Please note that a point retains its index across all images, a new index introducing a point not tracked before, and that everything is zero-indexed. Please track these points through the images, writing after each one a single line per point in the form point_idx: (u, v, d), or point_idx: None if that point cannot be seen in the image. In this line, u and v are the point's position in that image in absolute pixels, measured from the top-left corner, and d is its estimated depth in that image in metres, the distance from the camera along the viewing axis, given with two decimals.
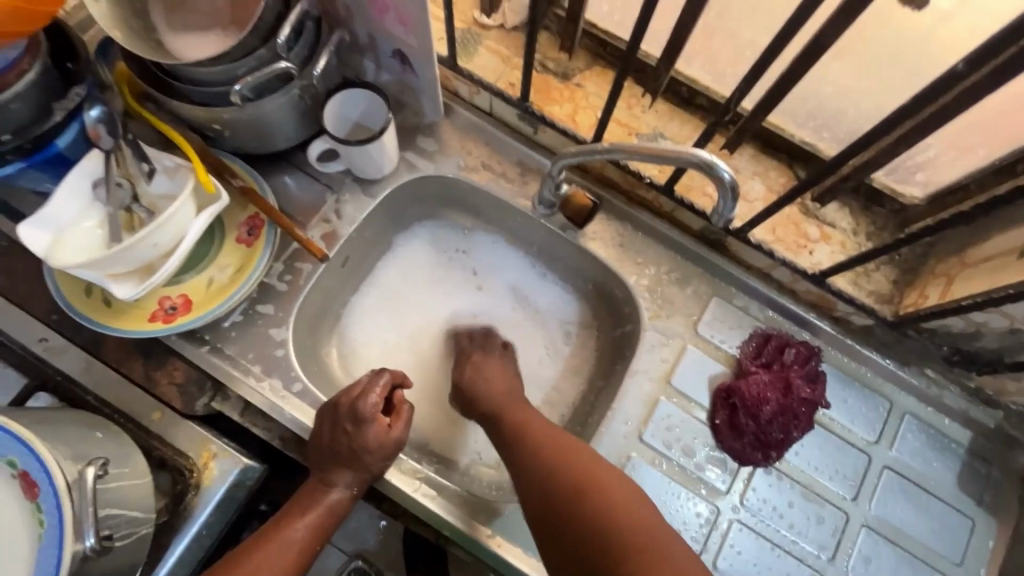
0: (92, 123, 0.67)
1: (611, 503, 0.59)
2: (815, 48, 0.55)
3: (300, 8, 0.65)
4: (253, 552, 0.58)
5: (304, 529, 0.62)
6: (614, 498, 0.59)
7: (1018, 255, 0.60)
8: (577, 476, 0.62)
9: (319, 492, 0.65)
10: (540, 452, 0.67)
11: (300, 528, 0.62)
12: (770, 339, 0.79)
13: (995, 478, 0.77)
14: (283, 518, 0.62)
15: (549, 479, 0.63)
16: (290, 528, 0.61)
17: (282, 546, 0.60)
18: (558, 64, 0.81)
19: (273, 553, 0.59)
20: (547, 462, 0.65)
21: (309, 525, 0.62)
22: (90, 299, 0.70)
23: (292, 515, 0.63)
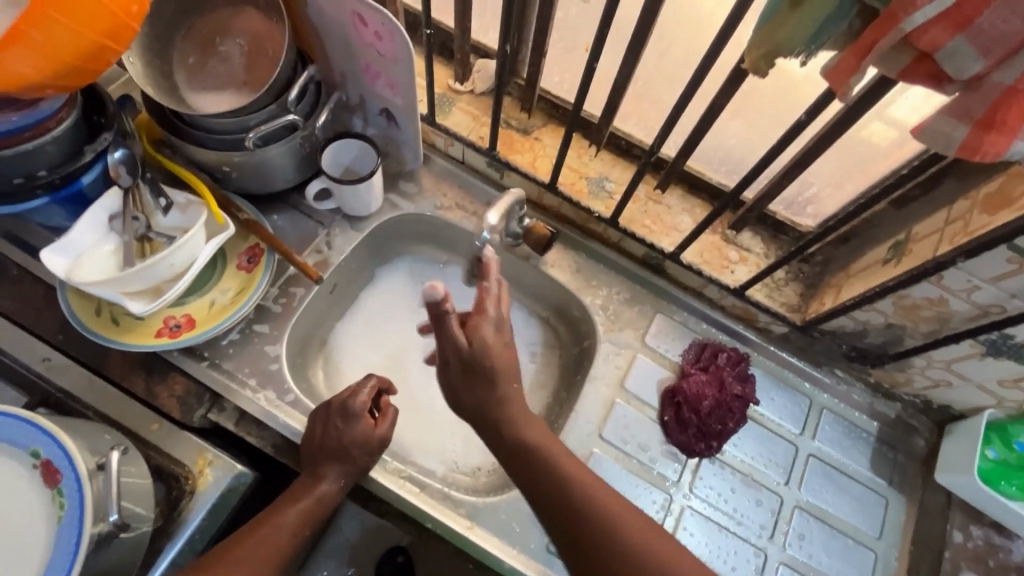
0: (116, 164, 0.77)
1: (629, 522, 0.63)
2: (715, 107, 0.73)
3: (309, 74, 0.80)
4: (250, 535, 0.68)
5: (295, 516, 0.71)
6: (653, 540, 0.62)
7: (882, 263, 0.76)
8: (629, 522, 0.63)
9: (310, 484, 0.73)
10: (558, 507, 0.65)
11: (293, 513, 0.71)
12: (705, 347, 0.92)
13: (900, 461, 0.91)
14: (278, 505, 0.72)
15: (575, 514, 0.64)
16: (284, 513, 0.70)
17: (275, 530, 0.69)
18: (520, 122, 0.97)
19: (267, 536, 0.68)
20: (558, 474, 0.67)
21: (301, 511, 0.71)
22: (100, 318, 0.77)
23: (286, 502, 0.72)
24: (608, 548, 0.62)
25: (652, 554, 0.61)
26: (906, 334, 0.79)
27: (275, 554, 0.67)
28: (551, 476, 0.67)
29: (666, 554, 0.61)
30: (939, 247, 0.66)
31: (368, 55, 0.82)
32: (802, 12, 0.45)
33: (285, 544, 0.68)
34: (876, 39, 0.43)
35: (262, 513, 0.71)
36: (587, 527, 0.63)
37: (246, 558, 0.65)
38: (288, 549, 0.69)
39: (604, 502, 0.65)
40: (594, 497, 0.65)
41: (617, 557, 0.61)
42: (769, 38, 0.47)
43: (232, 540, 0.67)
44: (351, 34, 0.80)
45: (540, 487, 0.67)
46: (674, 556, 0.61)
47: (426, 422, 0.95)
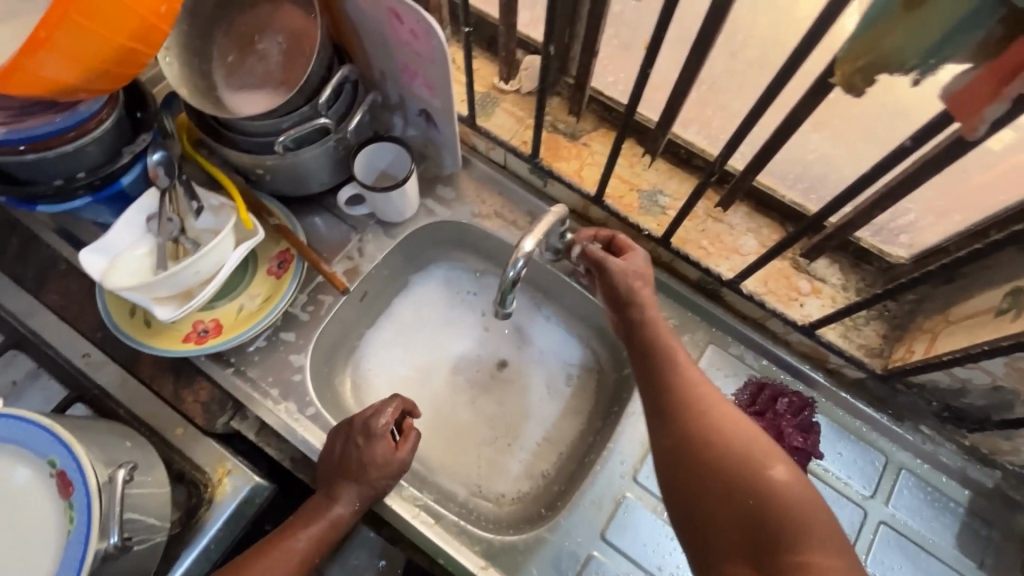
0: (154, 165, 0.78)
1: (722, 426, 0.61)
2: (794, 120, 0.61)
3: (342, 74, 0.75)
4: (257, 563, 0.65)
5: (306, 543, 0.68)
6: (742, 433, 0.60)
7: (994, 313, 0.63)
8: (726, 425, 0.61)
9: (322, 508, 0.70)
10: (653, 379, 0.66)
11: (302, 541, 0.68)
12: (764, 387, 0.82)
13: (996, 541, 0.77)
14: (288, 529, 0.69)
15: (668, 389, 0.65)
16: (293, 540, 0.67)
17: (282, 559, 0.66)
18: (568, 125, 0.89)
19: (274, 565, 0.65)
20: (668, 380, 0.65)
21: (310, 538, 0.68)
22: (133, 319, 0.78)
23: (296, 528, 0.69)
24: (701, 417, 0.62)
25: (735, 453, 0.59)
26: (1018, 400, 0.65)
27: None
28: (657, 337, 0.69)
29: (762, 458, 0.58)
30: None
31: (405, 55, 0.76)
32: (916, 20, 0.34)
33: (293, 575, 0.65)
34: None
35: (271, 535, 0.68)
36: (687, 411, 0.63)
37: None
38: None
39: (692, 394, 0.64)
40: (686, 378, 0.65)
41: (713, 442, 0.60)
42: (871, 50, 0.37)
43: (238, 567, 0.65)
44: (388, 32, 0.75)
45: (653, 347, 0.68)
46: (779, 483, 0.56)
47: (452, 442, 0.91)
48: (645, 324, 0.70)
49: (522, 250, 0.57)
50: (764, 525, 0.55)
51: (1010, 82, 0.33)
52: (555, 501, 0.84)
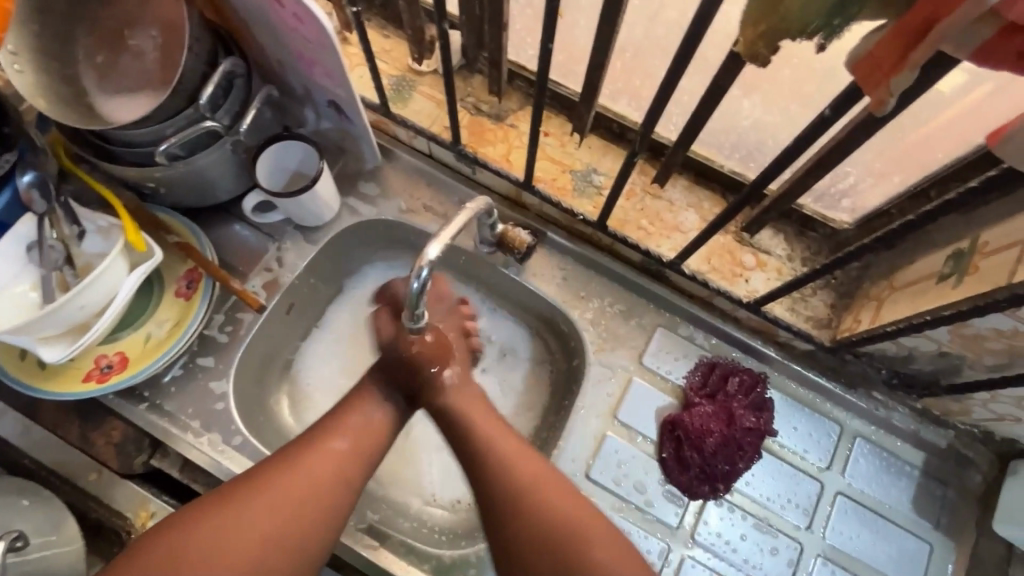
0: (24, 188, 0.67)
1: (541, 502, 0.58)
2: (717, 90, 0.56)
3: (225, 67, 0.67)
4: (307, 462, 0.59)
5: (356, 438, 0.61)
6: (595, 536, 0.57)
7: (937, 279, 0.59)
8: (568, 519, 0.57)
9: (351, 410, 0.63)
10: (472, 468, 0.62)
11: (342, 441, 0.61)
12: (715, 368, 0.78)
13: (951, 500, 0.76)
14: (326, 431, 0.61)
15: (488, 485, 0.60)
16: (333, 440, 0.60)
17: (334, 459, 0.59)
18: (491, 106, 0.82)
19: (327, 462, 0.59)
20: (484, 457, 0.61)
21: (354, 438, 0.61)
22: (25, 362, 0.70)
23: (340, 421, 0.62)
24: (517, 513, 0.58)
25: (582, 550, 0.56)
26: (965, 364, 0.63)
27: (345, 483, 0.59)
28: (469, 428, 0.63)
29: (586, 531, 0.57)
30: (1017, 270, 0.49)
31: (295, 41, 0.68)
32: None
33: (348, 473, 0.60)
34: (938, 13, 0.27)
35: (308, 435, 0.61)
36: (528, 510, 0.58)
37: (312, 486, 0.57)
38: (355, 475, 0.60)
39: (531, 484, 0.59)
40: (518, 460, 0.60)
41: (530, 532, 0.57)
42: (769, 12, 0.32)
43: (285, 462, 0.58)
44: (271, 16, 0.66)
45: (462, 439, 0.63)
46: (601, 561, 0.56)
47: (397, 451, 0.84)
48: (462, 411, 0.64)
49: (425, 259, 0.52)
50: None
51: (916, 48, 0.28)
52: None
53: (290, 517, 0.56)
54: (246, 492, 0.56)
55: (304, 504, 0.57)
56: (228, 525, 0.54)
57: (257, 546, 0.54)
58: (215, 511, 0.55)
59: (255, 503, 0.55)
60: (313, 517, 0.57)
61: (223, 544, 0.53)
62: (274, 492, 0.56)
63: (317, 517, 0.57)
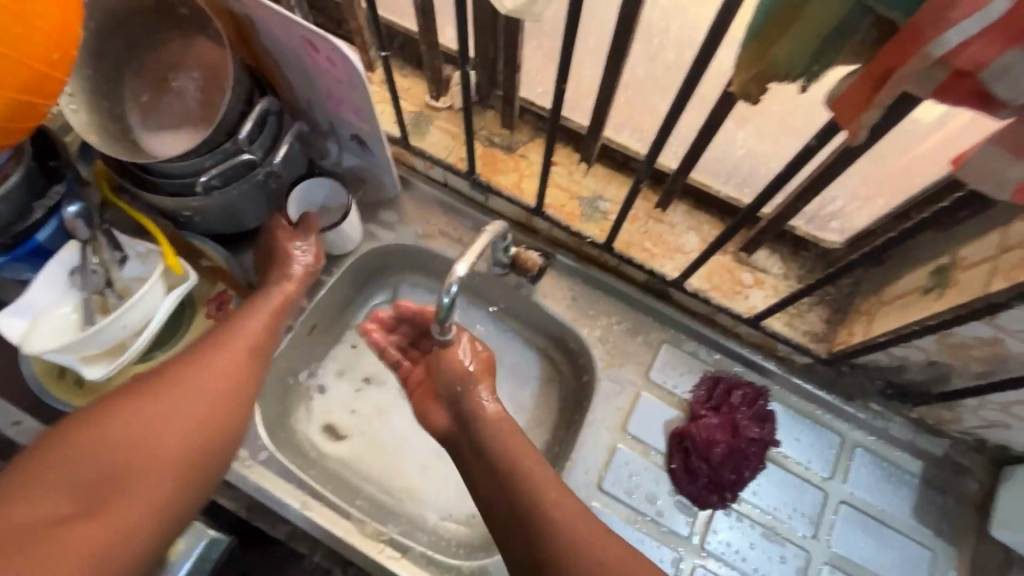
0: (71, 217, 0.74)
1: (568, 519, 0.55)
2: (714, 122, 0.62)
3: (263, 106, 0.74)
4: (195, 367, 0.64)
5: (246, 345, 0.68)
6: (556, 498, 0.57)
7: (922, 292, 0.64)
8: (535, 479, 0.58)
9: (241, 319, 0.71)
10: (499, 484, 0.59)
11: (230, 351, 0.67)
12: (719, 381, 0.82)
13: (950, 508, 0.79)
14: (215, 340, 0.67)
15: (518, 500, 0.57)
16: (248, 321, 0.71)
17: (232, 350, 0.67)
18: (503, 138, 0.89)
19: (212, 367, 0.64)
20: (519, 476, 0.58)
21: (244, 348, 0.68)
22: (63, 379, 0.74)
23: (234, 331, 0.69)
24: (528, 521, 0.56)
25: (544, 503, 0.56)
26: (953, 372, 0.67)
27: (228, 388, 0.64)
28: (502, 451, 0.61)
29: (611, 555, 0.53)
30: (992, 282, 0.54)
31: (326, 81, 0.74)
32: (795, 30, 0.35)
33: (237, 373, 0.65)
34: (895, 62, 0.32)
35: (201, 344, 0.67)
36: (508, 472, 0.59)
37: (203, 390, 0.62)
38: (247, 375, 0.67)
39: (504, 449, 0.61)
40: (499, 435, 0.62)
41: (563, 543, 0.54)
42: (758, 59, 0.37)
43: (172, 371, 0.63)
44: (305, 60, 0.72)
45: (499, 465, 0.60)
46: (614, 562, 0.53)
47: (407, 465, 0.86)
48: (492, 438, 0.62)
49: (454, 276, 0.56)
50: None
51: (881, 88, 0.34)
52: None
53: (194, 401, 0.61)
54: (144, 392, 0.59)
55: (198, 402, 0.61)
56: (118, 413, 0.56)
57: (156, 426, 0.57)
58: (120, 399, 0.58)
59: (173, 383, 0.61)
60: (199, 415, 0.60)
61: (124, 432, 0.55)
62: (167, 392, 0.60)
63: (210, 413, 0.61)
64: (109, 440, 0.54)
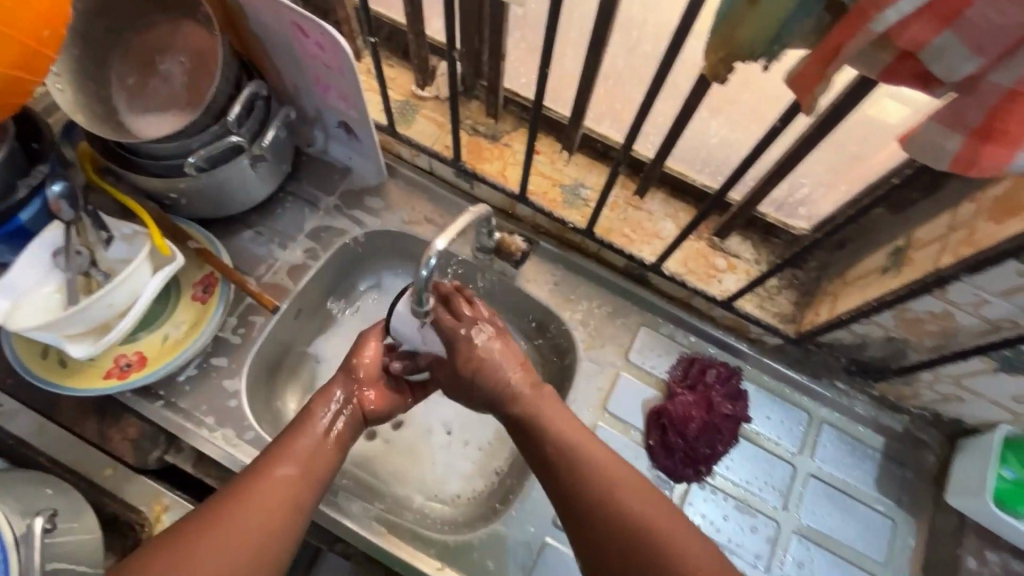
0: (55, 198, 0.72)
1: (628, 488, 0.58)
2: (687, 110, 0.65)
3: (251, 89, 0.74)
4: (255, 489, 0.58)
5: (293, 476, 0.61)
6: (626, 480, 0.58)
7: (880, 272, 0.68)
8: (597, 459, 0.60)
9: (303, 428, 0.65)
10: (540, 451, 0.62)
11: (286, 469, 0.61)
12: (694, 361, 0.86)
13: (909, 479, 0.83)
14: (272, 458, 0.62)
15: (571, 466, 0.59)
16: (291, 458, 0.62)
17: (279, 487, 0.59)
18: (488, 127, 0.91)
19: (276, 488, 0.59)
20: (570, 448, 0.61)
21: (301, 463, 0.62)
22: (46, 360, 0.74)
23: (288, 447, 0.63)
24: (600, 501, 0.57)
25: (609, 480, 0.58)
26: (910, 347, 0.72)
27: (292, 510, 0.59)
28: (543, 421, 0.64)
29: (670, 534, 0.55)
30: (942, 258, 0.58)
31: (314, 67, 0.76)
32: (757, 13, 0.38)
33: (300, 482, 0.61)
34: (842, 41, 0.36)
35: (257, 464, 0.61)
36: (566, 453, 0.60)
37: (255, 518, 0.56)
38: (296, 507, 0.59)
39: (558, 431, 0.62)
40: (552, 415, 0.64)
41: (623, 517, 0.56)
42: (724, 41, 0.41)
43: (234, 496, 0.57)
44: (293, 45, 0.74)
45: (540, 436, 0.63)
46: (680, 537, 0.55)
47: (392, 447, 0.87)
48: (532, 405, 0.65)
49: (434, 249, 0.59)
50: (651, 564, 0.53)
51: (831, 66, 0.37)
52: (509, 494, 0.81)
53: (239, 543, 0.55)
54: (202, 530, 0.55)
55: (260, 532, 0.56)
56: (186, 553, 0.53)
57: (235, 552, 0.54)
58: (167, 543, 0.54)
59: (215, 523, 0.55)
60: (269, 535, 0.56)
61: (188, 571, 0.52)
62: (232, 515, 0.56)
63: (277, 538, 0.57)
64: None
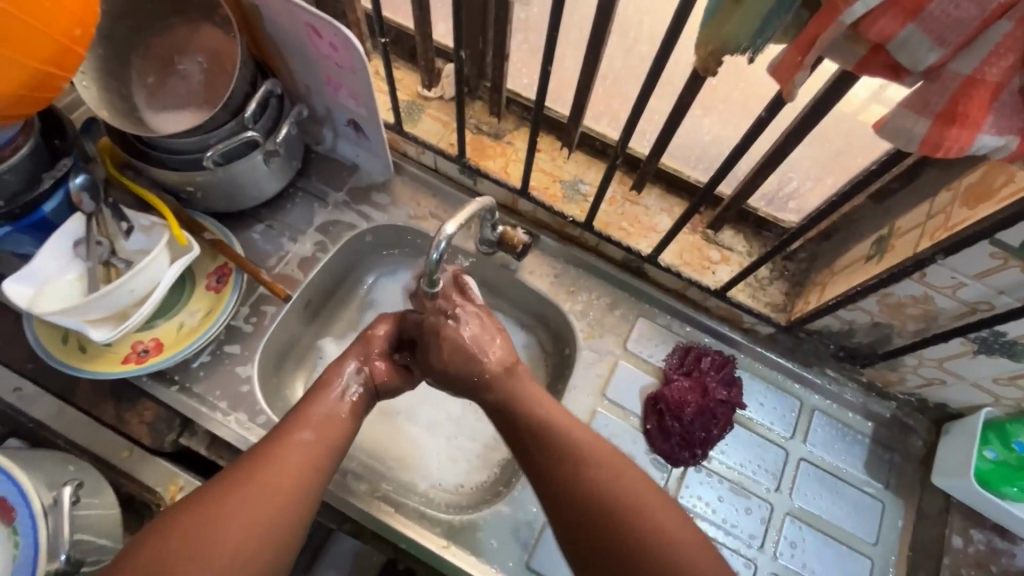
0: (77, 190, 0.76)
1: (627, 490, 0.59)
2: (681, 107, 0.69)
3: (266, 88, 0.78)
4: (273, 455, 0.61)
5: (316, 450, 0.63)
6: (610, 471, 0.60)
7: (865, 259, 0.72)
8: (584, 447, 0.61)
9: (315, 399, 0.68)
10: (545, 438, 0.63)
11: (301, 436, 0.63)
12: (690, 349, 0.89)
13: (898, 463, 0.86)
14: (289, 426, 0.64)
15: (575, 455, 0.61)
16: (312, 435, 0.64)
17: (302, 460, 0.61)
18: (491, 126, 0.95)
19: (294, 453, 0.61)
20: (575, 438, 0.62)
21: (316, 430, 0.65)
22: (66, 346, 0.76)
23: (302, 416, 0.66)
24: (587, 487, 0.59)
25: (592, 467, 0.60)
26: (895, 332, 0.76)
27: (310, 474, 0.61)
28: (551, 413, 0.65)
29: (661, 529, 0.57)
30: (921, 243, 0.62)
31: (327, 67, 0.80)
32: (742, 10, 0.42)
33: (316, 447, 0.63)
34: (817, 34, 0.40)
35: (273, 433, 0.64)
36: (549, 441, 0.62)
37: (279, 489, 0.59)
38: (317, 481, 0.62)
39: (551, 418, 0.64)
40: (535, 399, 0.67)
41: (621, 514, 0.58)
42: (713, 36, 0.44)
43: (254, 461, 0.60)
44: (307, 46, 0.78)
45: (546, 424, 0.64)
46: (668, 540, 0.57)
47: (397, 434, 0.90)
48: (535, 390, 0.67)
49: (444, 234, 0.62)
50: (644, 553, 0.55)
51: (808, 57, 0.41)
52: (512, 478, 0.84)
53: (262, 515, 0.57)
54: (223, 492, 0.57)
55: (280, 494, 0.58)
56: (211, 514, 0.56)
57: (259, 520, 0.56)
58: (199, 508, 0.56)
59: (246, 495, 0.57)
60: (289, 497, 0.59)
61: (211, 535, 0.54)
62: (252, 479, 0.58)
63: (296, 501, 0.59)
64: (202, 541, 0.54)
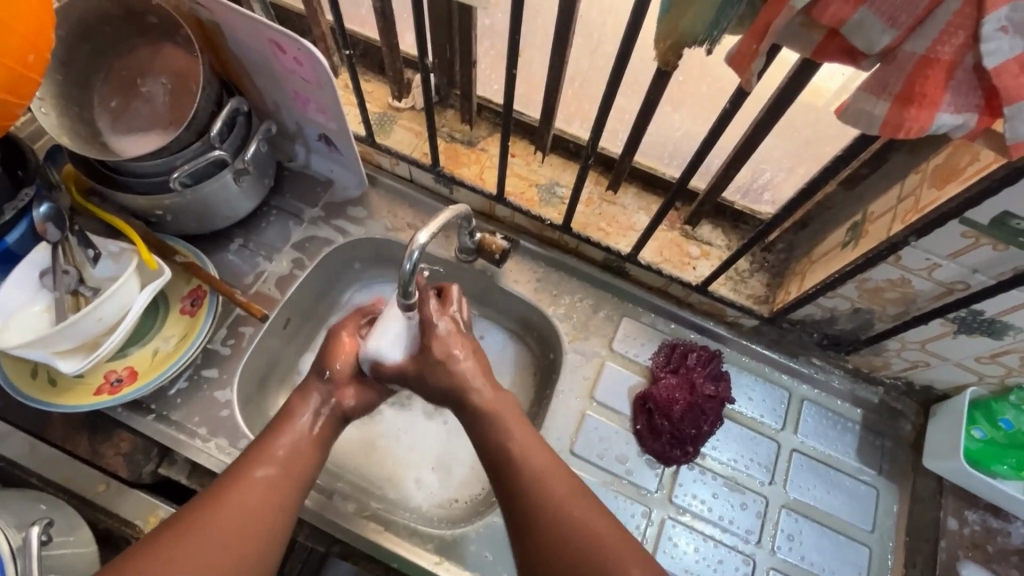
0: (41, 220, 0.74)
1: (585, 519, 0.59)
2: (649, 105, 0.69)
3: (231, 106, 0.76)
4: (235, 496, 0.61)
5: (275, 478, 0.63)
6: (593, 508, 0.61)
7: (841, 246, 0.72)
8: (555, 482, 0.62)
9: (278, 436, 0.66)
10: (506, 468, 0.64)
11: (265, 473, 0.63)
12: (676, 347, 0.88)
13: (889, 448, 0.86)
14: (249, 463, 0.63)
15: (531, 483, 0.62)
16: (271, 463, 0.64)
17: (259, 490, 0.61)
18: (464, 133, 0.95)
19: (258, 490, 0.61)
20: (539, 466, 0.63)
21: (280, 467, 0.64)
22: (36, 379, 0.74)
23: (267, 453, 0.64)
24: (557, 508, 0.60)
25: (573, 516, 0.59)
26: (875, 317, 0.76)
27: (273, 512, 0.61)
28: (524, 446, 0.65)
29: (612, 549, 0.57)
30: (893, 227, 0.62)
31: (292, 82, 0.79)
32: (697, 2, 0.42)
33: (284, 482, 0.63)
34: (771, 20, 0.40)
35: (241, 464, 0.63)
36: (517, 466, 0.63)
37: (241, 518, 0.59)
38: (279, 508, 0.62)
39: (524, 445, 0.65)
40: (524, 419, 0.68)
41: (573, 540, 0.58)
42: (671, 30, 0.44)
43: (211, 503, 0.59)
44: (271, 61, 0.77)
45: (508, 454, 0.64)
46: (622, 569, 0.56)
47: (386, 450, 0.88)
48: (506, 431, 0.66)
49: (416, 242, 0.61)
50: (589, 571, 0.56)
51: (760, 46, 0.41)
52: None
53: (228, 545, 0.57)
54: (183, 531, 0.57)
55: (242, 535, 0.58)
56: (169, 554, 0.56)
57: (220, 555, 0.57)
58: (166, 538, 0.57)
59: (207, 524, 0.58)
60: (254, 535, 0.59)
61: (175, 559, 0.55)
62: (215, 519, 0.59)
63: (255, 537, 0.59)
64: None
